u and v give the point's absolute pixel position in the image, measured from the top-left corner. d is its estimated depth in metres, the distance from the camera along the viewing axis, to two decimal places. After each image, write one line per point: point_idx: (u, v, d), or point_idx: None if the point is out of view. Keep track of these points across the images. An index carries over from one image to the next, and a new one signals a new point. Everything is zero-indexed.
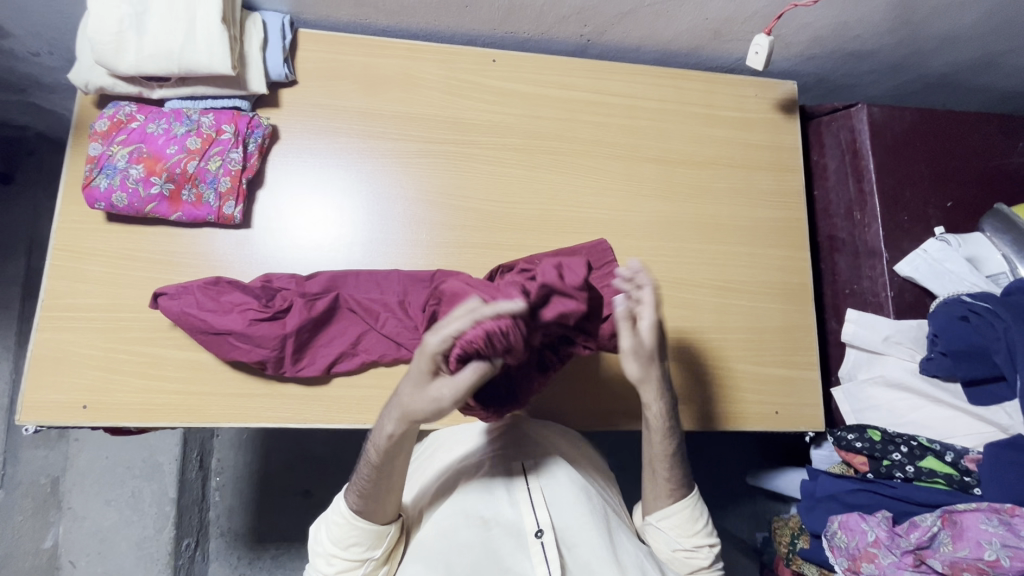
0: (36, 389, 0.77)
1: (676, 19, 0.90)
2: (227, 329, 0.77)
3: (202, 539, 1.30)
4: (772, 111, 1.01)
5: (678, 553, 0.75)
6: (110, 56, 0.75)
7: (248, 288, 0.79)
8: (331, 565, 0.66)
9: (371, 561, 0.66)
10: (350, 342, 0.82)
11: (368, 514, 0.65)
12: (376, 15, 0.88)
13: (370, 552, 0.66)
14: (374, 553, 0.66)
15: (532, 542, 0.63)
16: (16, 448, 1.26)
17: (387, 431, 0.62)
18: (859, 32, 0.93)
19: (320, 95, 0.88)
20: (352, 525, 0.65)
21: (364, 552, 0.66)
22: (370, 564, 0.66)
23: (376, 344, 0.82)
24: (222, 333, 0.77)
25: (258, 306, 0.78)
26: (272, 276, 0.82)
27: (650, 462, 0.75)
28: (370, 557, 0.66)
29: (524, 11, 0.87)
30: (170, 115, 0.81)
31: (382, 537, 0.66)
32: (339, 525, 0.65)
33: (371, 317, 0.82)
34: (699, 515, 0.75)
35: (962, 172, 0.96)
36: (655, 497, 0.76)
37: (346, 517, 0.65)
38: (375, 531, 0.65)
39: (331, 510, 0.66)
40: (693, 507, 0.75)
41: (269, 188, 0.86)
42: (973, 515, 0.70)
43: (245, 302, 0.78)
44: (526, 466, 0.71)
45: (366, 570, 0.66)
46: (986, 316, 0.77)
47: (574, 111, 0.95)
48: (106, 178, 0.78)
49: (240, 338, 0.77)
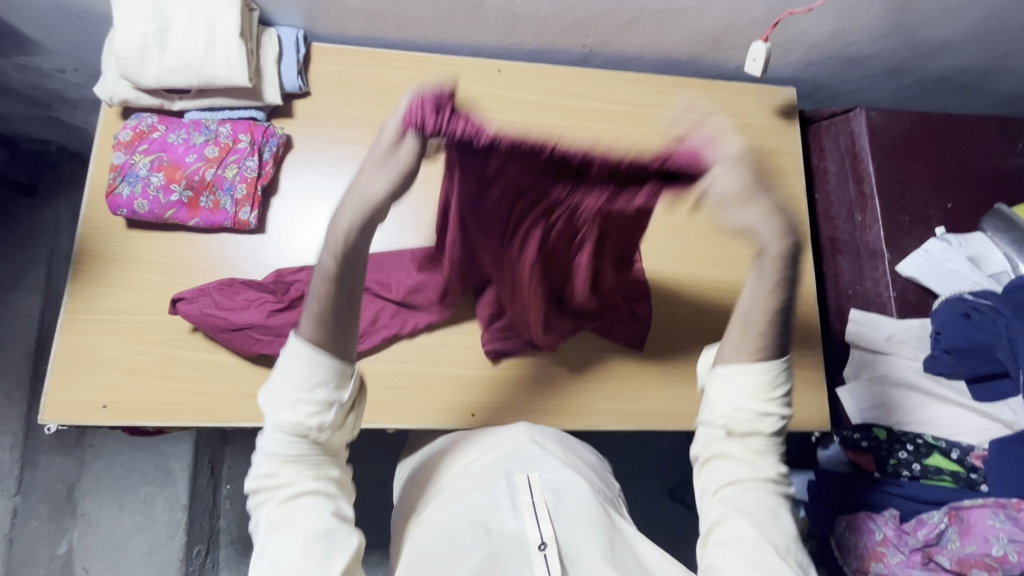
0: (57, 390, 0.79)
1: (676, 29, 0.92)
2: (248, 322, 0.80)
3: (213, 546, 1.31)
4: (770, 117, 1.03)
5: (744, 414, 0.69)
6: (135, 70, 0.79)
7: (262, 284, 0.83)
8: (295, 412, 0.55)
9: (338, 407, 0.56)
10: (366, 321, 0.86)
11: (326, 344, 0.55)
12: (385, 29, 0.91)
13: (339, 394, 0.56)
14: (342, 395, 0.56)
15: (535, 555, 0.63)
16: (34, 454, 1.29)
17: (335, 245, 0.52)
18: (855, 38, 0.95)
19: (332, 106, 0.92)
20: (313, 355, 0.54)
21: (329, 394, 0.55)
22: (340, 409, 0.56)
23: (392, 319, 0.87)
24: (243, 328, 0.80)
25: (274, 298, 0.81)
26: (284, 271, 0.85)
27: (744, 318, 0.70)
28: (338, 401, 0.56)
29: (528, 23, 0.91)
30: (190, 126, 0.84)
31: (347, 375, 0.56)
32: (296, 363, 0.55)
33: (386, 291, 0.88)
34: (778, 386, 0.70)
35: (962, 173, 0.98)
36: (736, 350, 0.72)
37: (304, 351, 0.54)
38: (340, 366, 0.55)
39: (282, 351, 0.56)
40: (777, 375, 0.70)
41: (282, 196, 0.89)
42: (980, 511, 0.71)
43: (261, 297, 0.81)
44: (533, 479, 0.71)
45: (335, 415, 0.56)
46: (989, 312, 0.78)
47: (577, 119, 0.98)
48: (129, 186, 0.82)
49: (261, 330, 0.80)
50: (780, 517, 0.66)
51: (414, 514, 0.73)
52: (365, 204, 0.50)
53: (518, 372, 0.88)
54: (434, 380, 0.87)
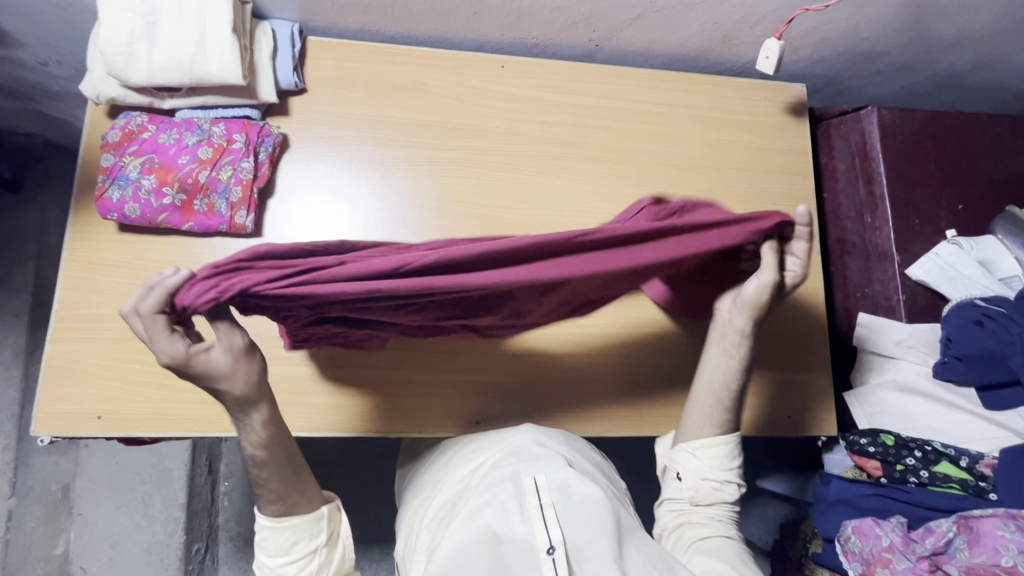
0: (48, 401, 0.77)
1: (684, 24, 0.90)
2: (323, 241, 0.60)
3: (211, 544, 1.30)
4: (780, 114, 1.01)
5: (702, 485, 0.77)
6: (122, 67, 0.75)
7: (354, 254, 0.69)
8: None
9: (320, 549, 0.66)
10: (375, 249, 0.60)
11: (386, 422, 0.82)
12: (384, 22, 0.88)
13: (315, 542, 0.66)
14: (319, 540, 0.66)
15: (544, 560, 0.58)
16: (28, 454, 1.26)
17: (254, 450, 0.62)
18: (869, 34, 0.93)
19: (328, 103, 0.88)
20: (281, 529, 0.64)
21: (309, 544, 0.65)
22: (320, 553, 0.66)
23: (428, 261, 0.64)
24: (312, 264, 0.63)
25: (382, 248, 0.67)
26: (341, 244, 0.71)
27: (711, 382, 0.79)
28: (317, 546, 0.66)
29: (534, 17, 0.87)
30: (182, 125, 0.81)
31: (320, 519, 0.66)
32: (268, 538, 0.65)
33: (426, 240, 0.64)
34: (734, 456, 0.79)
35: (974, 174, 0.96)
36: (702, 426, 0.79)
37: (269, 526, 0.64)
38: (311, 521, 0.66)
39: (255, 532, 0.65)
40: (732, 448, 0.79)
41: (278, 198, 0.86)
42: (989, 520, 0.71)
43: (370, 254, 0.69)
44: (540, 481, 0.65)
45: (318, 561, 0.66)
46: (1001, 321, 0.79)
47: (582, 116, 0.95)
48: (119, 190, 0.78)
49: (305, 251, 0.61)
50: (725, 488, 0.77)
51: (425, 522, 0.72)
52: (258, 441, 0.62)
53: (524, 377, 0.86)
54: (435, 388, 0.85)
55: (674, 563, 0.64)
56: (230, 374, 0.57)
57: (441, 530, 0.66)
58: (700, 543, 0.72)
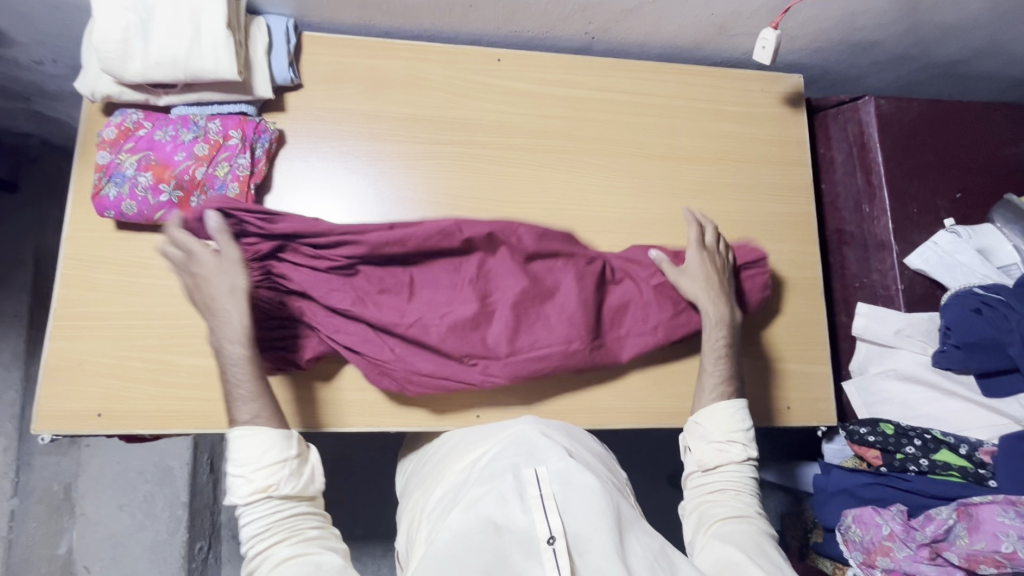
0: (49, 399, 0.77)
1: (680, 15, 0.89)
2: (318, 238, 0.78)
3: (214, 542, 1.30)
4: (777, 105, 1.00)
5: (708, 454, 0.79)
6: (116, 64, 0.75)
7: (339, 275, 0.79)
8: (245, 485, 0.67)
9: (290, 461, 0.69)
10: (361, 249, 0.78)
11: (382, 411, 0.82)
12: (379, 16, 0.87)
13: (284, 454, 0.68)
14: (290, 451, 0.69)
15: (545, 549, 0.59)
16: (29, 455, 1.26)
17: (234, 349, 0.70)
18: (865, 23, 0.92)
19: (324, 98, 0.88)
20: (253, 431, 0.68)
21: (278, 454, 0.68)
22: (290, 463, 0.69)
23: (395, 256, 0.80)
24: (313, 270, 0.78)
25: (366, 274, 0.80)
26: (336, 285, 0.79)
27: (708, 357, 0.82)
28: (287, 457, 0.68)
29: (528, 10, 0.87)
30: (177, 122, 0.81)
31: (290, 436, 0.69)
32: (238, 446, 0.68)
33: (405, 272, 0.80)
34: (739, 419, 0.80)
35: (972, 163, 0.96)
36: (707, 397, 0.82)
37: (241, 432, 0.68)
38: (280, 433, 0.69)
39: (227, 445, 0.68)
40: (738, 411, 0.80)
41: (275, 194, 0.86)
42: (989, 507, 0.70)
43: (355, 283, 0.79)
44: (540, 472, 0.66)
45: (286, 471, 0.68)
46: (1000, 308, 0.79)
47: (579, 109, 0.95)
48: (116, 187, 0.78)
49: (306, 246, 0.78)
50: (731, 449, 0.79)
51: (426, 513, 0.73)
52: (240, 337, 0.70)
53: None
54: None
55: (674, 556, 0.64)
56: (227, 272, 0.71)
57: (439, 521, 0.67)
58: (721, 524, 0.74)
